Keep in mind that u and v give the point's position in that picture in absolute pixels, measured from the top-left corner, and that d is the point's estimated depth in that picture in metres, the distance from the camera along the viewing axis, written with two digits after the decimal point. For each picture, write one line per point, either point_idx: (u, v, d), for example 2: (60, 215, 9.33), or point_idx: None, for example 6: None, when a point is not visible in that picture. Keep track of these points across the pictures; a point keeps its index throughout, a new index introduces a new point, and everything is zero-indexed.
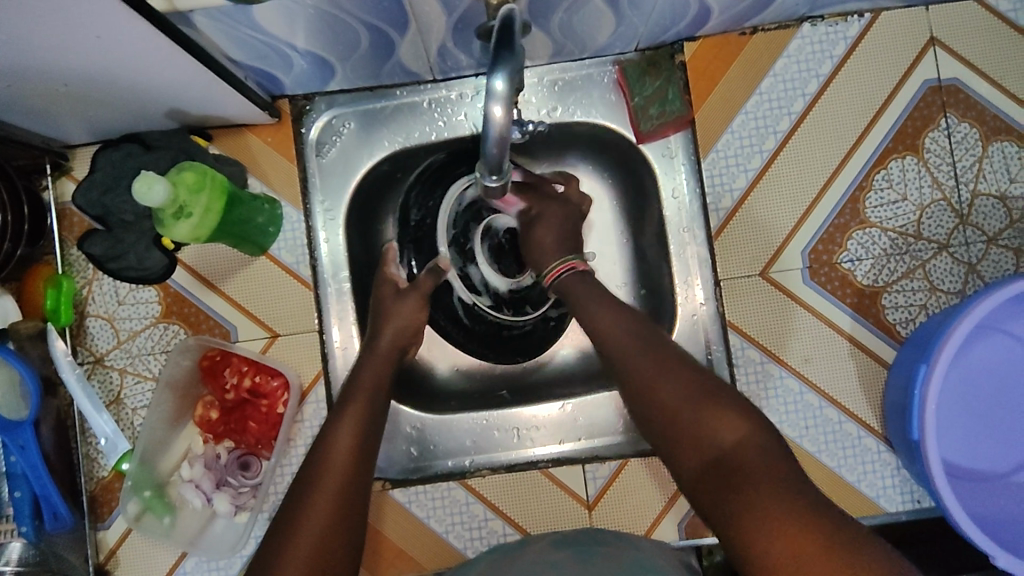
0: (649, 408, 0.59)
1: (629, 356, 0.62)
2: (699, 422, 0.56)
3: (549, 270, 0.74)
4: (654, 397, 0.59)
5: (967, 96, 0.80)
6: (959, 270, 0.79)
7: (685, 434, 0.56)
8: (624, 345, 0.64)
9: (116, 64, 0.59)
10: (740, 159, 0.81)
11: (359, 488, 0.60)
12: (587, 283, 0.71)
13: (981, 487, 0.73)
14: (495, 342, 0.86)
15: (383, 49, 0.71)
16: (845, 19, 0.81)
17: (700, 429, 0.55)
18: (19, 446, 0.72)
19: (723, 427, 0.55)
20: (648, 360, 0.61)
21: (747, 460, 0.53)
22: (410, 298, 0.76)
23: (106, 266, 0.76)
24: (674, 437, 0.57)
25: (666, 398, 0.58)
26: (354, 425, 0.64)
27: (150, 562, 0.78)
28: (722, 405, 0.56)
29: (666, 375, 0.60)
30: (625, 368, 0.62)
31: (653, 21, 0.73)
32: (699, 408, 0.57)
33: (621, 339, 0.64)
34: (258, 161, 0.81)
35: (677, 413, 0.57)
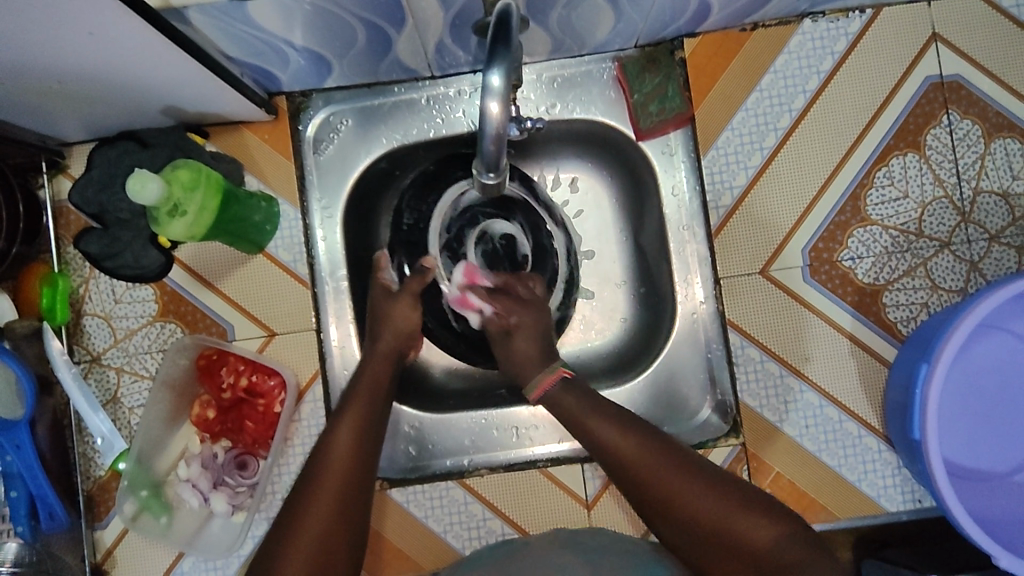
0: (684, 532, 0.59)
1: (649, 473, 0.61)
2: (736, 532, 0.57)
3: (535, 385, 0.71)
4: (685, 517, 0.59)
5: (970, 92, 0.79)
6: (961, 267, 0.78)
7: (730, 550, 0.57)
8: (630, 450, 0.62)
9: (109, 61, 0.58)
10: (741, 157, 0.80)
11: (360, 488, 0.60)
12: (570, 386, 0.69)
13: (983, 487, 0.73)
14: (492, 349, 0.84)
15: (380, 45, 0.70)
16: (847, 15, 0.80)
17: (742, 541, 0.57)
18: (15, 446, 0.72)
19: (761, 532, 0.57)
20: (666, 474, 0.61)
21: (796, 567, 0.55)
22: (404, 298, 0.75)
23: (101, 264, 0.75)
24: (717, 554, 0.58)
25: (699, 516, 0.58)
26: (355, 421, 0.64)
27: (146, 561, 0.77)
28: (748, 505, 0.59)
29: (685, 483, 0.60)
30: (641, 488, 0.61)
31: (652, 18, 0.72)
32: (732, 519, 0.58)
33: (631, 454, 0.62)
34: (255, 158, 0.81)
35: (713, 531, 0.58)
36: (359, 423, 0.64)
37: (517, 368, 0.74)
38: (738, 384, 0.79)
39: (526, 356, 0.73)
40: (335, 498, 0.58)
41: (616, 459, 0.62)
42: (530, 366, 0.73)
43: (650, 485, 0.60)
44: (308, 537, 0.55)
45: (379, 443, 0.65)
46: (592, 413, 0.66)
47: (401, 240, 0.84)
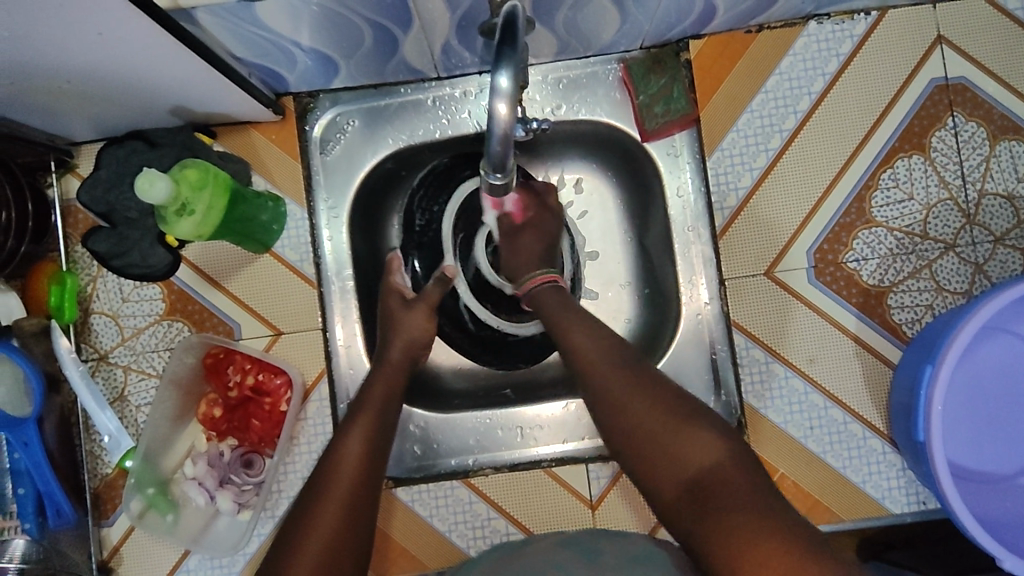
0: (623, 432, 0.57)
1: (603, 382, 0.60)
2: (672, 436, 0.55)
3: (531, 276, 0.72)
4: (628, 415, 0.57)
5: (975, 95, 0.80)
6: (966, 269, 0.79)
7: (664, 454, 0.54)
8: (592, 361, 0.61)
9: (118, 61, 0.59)
10: (745, 158, 0.80)
11: (367, 495, 0.60)
12: (557, 295, 0.70)
13: (988, 490, 0.73)
14: (505, 350, 0.87)
15: (387, 46, 0.71)
16: (852, 17, 0.80)
17: (677, 447, 0.54)
18: (23, 443, 0.73)
19: (699, 443, 0.54)
20: (619, 379, 0.59)
21: (724, 479, 0.52)
22: (419, 308, 0.75)
23: (110, 262, 0.75)
24: (651, 457, 0.55)
25: (642, 415, 0.57)
26: (365, 429, 0.64)
27: (153, 560, 0.78)
28: (698, 426, 0.55)
29: (636, 395, 0.58)
30: (594, 388, 0.60)
31: (657, 19, 0.72)
32: (674, 429, 0.55)
33: (592, 354, 0.62)
34: (262, 158, 0.81)
35: (652, 433, 0.56)
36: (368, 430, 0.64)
37: (517, 261, 0.74)
38: (742, 384, 0.79)
39: (527, 255, 0.74)
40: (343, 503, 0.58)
41: (579, 358, 0.62)
42: (531, 261, 0.74)
43: (603, 383, 0.59)
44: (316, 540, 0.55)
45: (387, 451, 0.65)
46: (565, 318, 0.66)
47: (414, 241, 0.87)
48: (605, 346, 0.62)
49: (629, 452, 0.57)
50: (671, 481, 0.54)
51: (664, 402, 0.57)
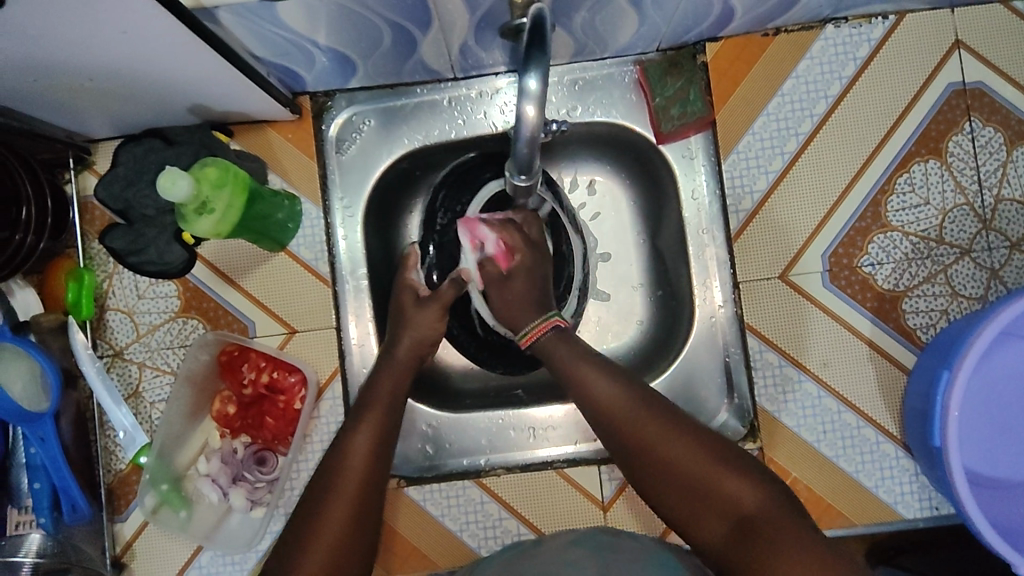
0: (662, 480, 0.58)
1: (630, 429, 0.60)
2: (713, 482, 0.57)
3: (526, 333, 0.70)
4: (664, 465, 0.58)
5: (992, 99, 0.79)
6: (981, 275, 0.78)
7: (708, 500, 0.56)
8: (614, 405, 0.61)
9: (140, 59, 0.59)
10: (761, 161, 0.80)
11: (375, 493, 0.60)
12: (563, 341, 0.68)
13: (1002, 496, 0.72)
14: (513, 354, 0.85)
15: (405, 47, 0.71)
16: (869, 21, 0.80)
17: (721, 492, 0.56)
18: (39, 438, 0.73)
19: (741, 489, 0.56)
20: (647, 423, 0.60)
21: (771, 522, 0.54)
22: (432, 307, 0.74)
23: (127, 259, 0.75)
24: (695, 504, 0.57)
25: (680, 465, 0.58)
26: (373, 427, 0.64)
27: (166, 556, 0.78)
28: (731, 468, 0.57)
29: (665, 441, 0.59)
30: (623, 437, 0.60)
31: (675, 22, 0.72)
32: (711, 474, 0.57)
33: (615, 401, 0.61)
34: (278, 157, 0.82)
35: (692, 481, 0.57)
36: (376, 427, 0.64)
37: (511, 317, 0.73)
38: (755, 388, 0.79)
39: (518, 305, 0.72)
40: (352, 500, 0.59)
41: (600, 407, 0.62)
42: (523, 314, 0.71)
43: (631, 432, 0.60)
44: (324, 539, 0.56)
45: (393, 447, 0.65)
46: (575, 361, 0.65)
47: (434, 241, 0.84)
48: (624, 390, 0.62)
49: (669, 497, 0.58)
50: (717, 523, 0.56)
51: (695, 446, 0.58)
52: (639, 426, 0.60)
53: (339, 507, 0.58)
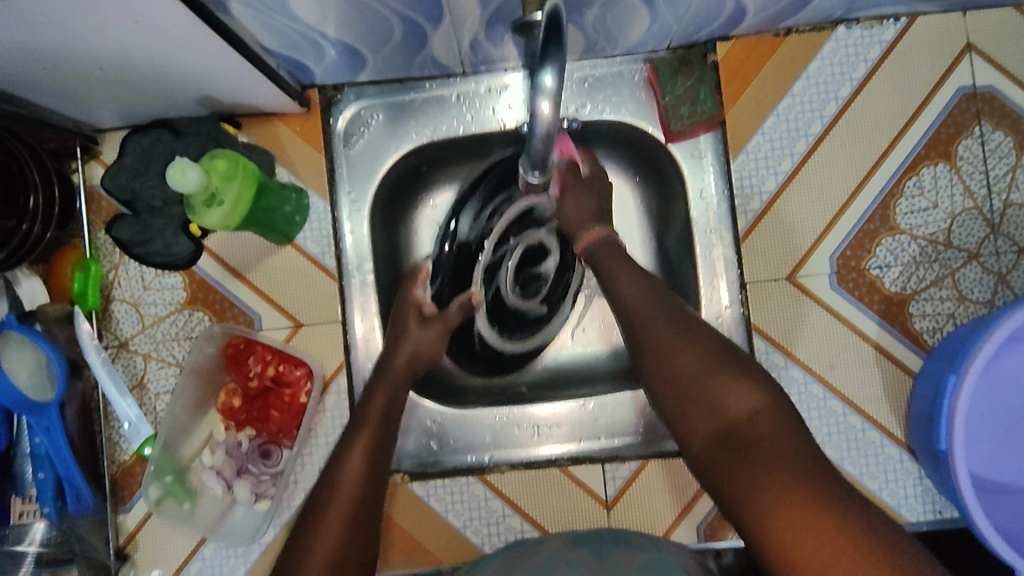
0: (665, 381, 0.59)
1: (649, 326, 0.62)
2: (710, 385, 0.56)
3: (582, 236, 0.73)
4: (669, 365, 0.59)
5: (1002, 104, 0.79)
6: (988, 279, 0.78)
7: (701, 403, 0.56)
8: (637, 303, 0.65)
9: (150, 49, 0.59)
10: (771, 161, 0.80)
11: (371, 493, 0.60)
12: (613, 252, 0.71)
13: (1007, 500, 0.73)
14: (502, 362, 0.86)
15: (415, 41, 0.71)
16: (881, 22, 0.80)
17: (715, 398, 0.55)
18: (44, 428, 0.72)
19: (735, 397, 0.55)
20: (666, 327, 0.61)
21: (761, 429, 0.53)
22: (433, 328, 0.77)
23: (132, 251, 0.76)
24: (688, 405, 0.57)
25: (684, 366, 0.58)
26: (366, 444, 0.63)
27: (169, 548, 0.78)
28: (737, 375, 0.56)
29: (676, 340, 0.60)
30: (641, 339, 0.62)
31: (687, 20, 0.72)
32: (712, 377, 0.56)
33: (644, 307, 0.64)
34: (286, 150, 0.82)
35: (690, 383, 0.57)
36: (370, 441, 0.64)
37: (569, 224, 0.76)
38: None
39: (579, 213, 0.75)
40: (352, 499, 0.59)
41: (630, 312, 0.65)
42: (580, 219, 0.75)
43: (648, 336, 0.62)
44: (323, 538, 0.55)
45: (387, 447, 0.65)
46: (620, 272, 0.68)
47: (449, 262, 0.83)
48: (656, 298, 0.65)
49: (667, 397, 0.58)
50: (705, 427, 0.55)
51: (706, 354, 0.58)
52: (661, 328, 0.62)
53: (339, 508, 0.58)
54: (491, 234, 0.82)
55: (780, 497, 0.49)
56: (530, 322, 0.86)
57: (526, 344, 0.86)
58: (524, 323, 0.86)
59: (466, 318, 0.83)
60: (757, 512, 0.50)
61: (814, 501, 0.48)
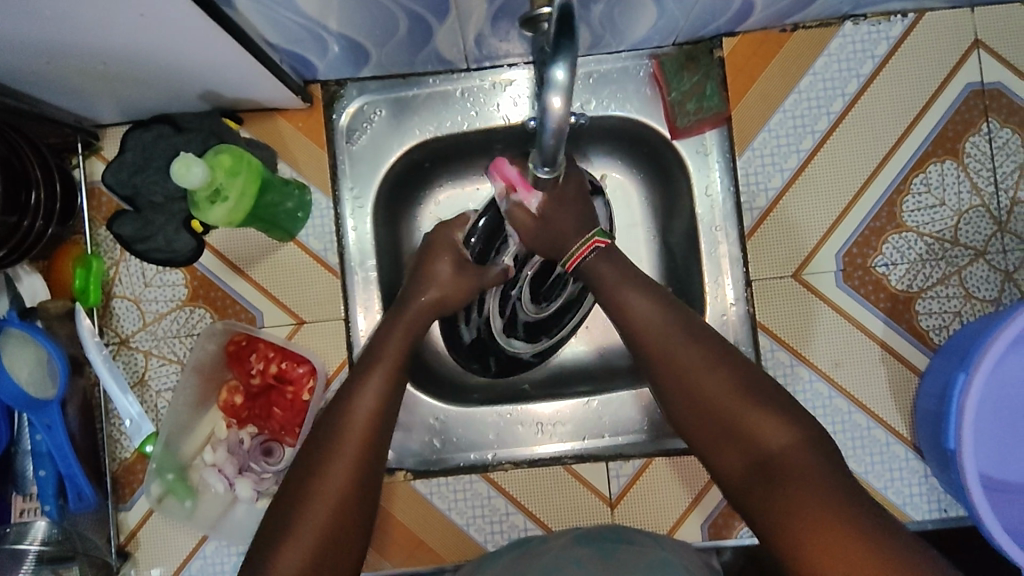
0: (693, 414, 0.59)
1: (668, 352, 0.61)
2: (739, 416, 0.56)
3: (571, 254, 0.71)
4: (692, 393, 0.59)
5: (1010, 100, 0.79)
6: (995, 277, 0.78)
7: (730, 434, 0.56)
8: (647, 325, 0.63)
9: (154, 42, 0.58)
10: (777, 158, 0.80)
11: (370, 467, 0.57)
12: (611, 264, 0.68)
13: (1013, 499, 0.72)
14: (513, 367, 0.86)
15: (421, 35, 0.70)
16: (888, 19, 0.79)
17: (746, 430, 0.56)
18: (45, 426, 0.72)
19: (764, 429, 0.55)
20: (689, 355, 0.60)
21: (795, 463, 0.53)
22: None
23: (134, 247, 0.75)
24: (717, 437, 0.57)
25: (709, 394, 0.58)
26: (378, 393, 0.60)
27: (171, 545, 0.78)
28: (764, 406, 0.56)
29: (698, 368, 0.59)
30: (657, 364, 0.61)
31: (694, 15, 0.72)
32: (740, 411, 0.56)
33: (655, 326, 0.63)
34: (288, 145, 0.81)
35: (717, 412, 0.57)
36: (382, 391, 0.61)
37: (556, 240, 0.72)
38: None
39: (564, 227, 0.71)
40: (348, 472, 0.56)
41: (637, 332, 0.63)
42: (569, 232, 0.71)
43: (664, 360, 0.61)
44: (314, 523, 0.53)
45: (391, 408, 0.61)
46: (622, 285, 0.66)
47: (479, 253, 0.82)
48: (673, 319, 0.63)
49: (695, 426, 0.59)
50: (737, 457, 0.56)
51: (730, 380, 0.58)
52: (682, 355, 0.60)
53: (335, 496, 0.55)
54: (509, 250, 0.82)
55: (819, 530, 0.49)
56: (573, 301, 0.85)
57: (574, 321, 0.86)
58: (568, 305, 0.85)
59: (482, 334, 0.85)
60: (799, 545, 0.49)
61: (852, 531, 0.48)
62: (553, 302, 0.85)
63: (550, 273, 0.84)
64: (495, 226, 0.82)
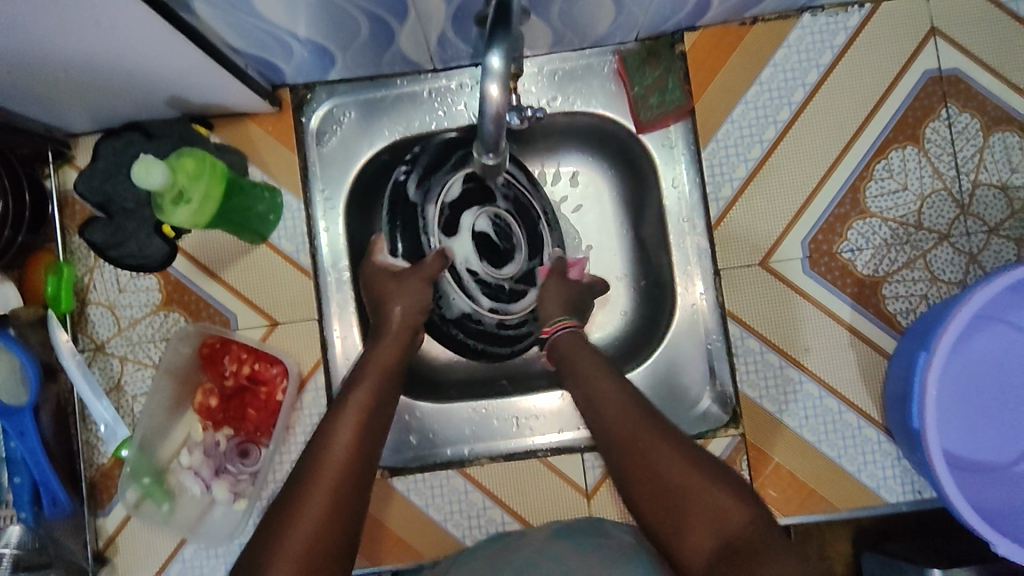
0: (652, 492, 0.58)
1: (625, 433, 0.62)
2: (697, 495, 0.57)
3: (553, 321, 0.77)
4: (653, 473, 0.59)
5: (968, 86, 0.80)
6: (959, 259, 0.79)
7: (692, 510, 0.56)
8: (615, 409, 0.64)
9: (114, 50, 0.59)
10: (740, 149, 0.81)
11: (351, 503, 0.57)
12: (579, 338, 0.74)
13: (981, 478, 0.73)
14: None
15: (383, 37, 0.71)
16: (845, 9, 0.81)
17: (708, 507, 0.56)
18: (19, 432, 0.72)
19: (731, 511, 0.56)
20: (649, 433, 0.61)
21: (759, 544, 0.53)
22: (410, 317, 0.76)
23: (106, 253, 0.76)
24: (680, 513, 0.57)
25: (665, 478, 0.58)
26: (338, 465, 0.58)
27: (148, 548, 0.78)
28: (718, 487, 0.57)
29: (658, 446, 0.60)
30: (620, 449, 0.62)
31: (653, 11, 0.73)
32: (699, 490, 0.57)
33: (620, 412, 0.64)
34: (258, 149, 0.82)
35: (678, 490, 0.58)
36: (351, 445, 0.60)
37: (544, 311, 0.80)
38: (738, 374, 0.80)
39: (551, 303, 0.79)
40: (325, 505, 0.56)
41: (604, 412, 0.64)
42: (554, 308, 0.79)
43: (627, 444, 0.61)
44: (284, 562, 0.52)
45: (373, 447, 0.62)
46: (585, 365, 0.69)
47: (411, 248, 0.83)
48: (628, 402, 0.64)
49: (655, 514, 0.58)
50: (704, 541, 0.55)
51: (688, 463, 0.59)
52: (641, 435, 0.61)
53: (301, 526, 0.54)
54: (443, 282, 0.82)
55: None
56: (518, 195, 0.83)
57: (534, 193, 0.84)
58: (518, 204, 0.83)
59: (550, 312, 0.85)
60: None
61: None
62: (517, 234, 0.83)
63: (487, 241, 0.82)
64: (412, 243, 0.82)
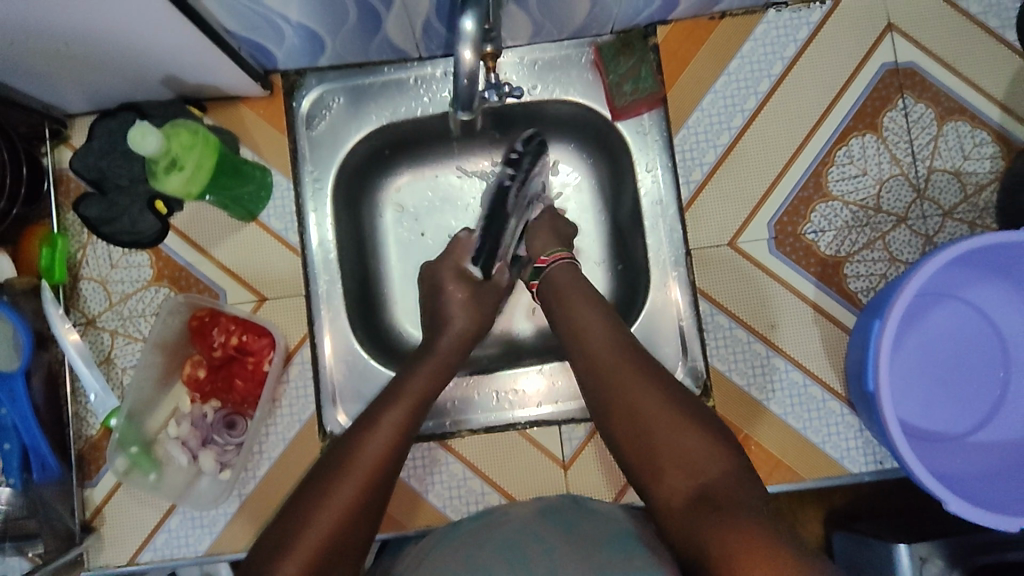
0: (638, 438, 0.65)
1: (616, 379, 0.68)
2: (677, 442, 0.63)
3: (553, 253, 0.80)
4: (638, 421, 0.65)
5: (923, 78, 0.85)
6: (916, 241, 0.83)
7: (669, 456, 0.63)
8: (607, 358, 0.70)
9: (115, 25, 0.62)
10: (710, 136, 0.85)
11: (374, 495, 0.61)
12: (571, 274, 0.78)
13: (938, 447, 0.77)
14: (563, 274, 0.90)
15: (371, 23, 0.75)
16: (808, 5, 0.86)
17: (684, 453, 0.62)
18: (10, 398, 0.76)
19: (705, 458, 0.62)
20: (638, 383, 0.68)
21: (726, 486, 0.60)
22: None
23: (99, 228, 0.79)
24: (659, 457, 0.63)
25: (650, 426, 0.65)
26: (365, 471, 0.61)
27: (134, 519, 0.80)
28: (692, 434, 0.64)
29: (646, 398, 0.66)
30: (611, 396, 0.68)
31: (627, 3, 0.77)
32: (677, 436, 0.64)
33: (609, 361, 0.70)
34: (249, 130, 0.85)
35: (659, 437, 0.64)
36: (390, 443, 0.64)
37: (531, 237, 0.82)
38: (708, 350, 0.83)
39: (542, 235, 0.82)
40: (349, 502, 0.59)
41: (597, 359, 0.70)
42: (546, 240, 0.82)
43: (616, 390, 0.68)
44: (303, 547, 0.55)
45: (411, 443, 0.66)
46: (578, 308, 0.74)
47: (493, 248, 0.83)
48: (619, 351, 0.71)
49: (635, 454, 0.65)
50: (680, 485, 0.61)
51: (671, 411, 0.65)
52: (630, 384, 0.68)
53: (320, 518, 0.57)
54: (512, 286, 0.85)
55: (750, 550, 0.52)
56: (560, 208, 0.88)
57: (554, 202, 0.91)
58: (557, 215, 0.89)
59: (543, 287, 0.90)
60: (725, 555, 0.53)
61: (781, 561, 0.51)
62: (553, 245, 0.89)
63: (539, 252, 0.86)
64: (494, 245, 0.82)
